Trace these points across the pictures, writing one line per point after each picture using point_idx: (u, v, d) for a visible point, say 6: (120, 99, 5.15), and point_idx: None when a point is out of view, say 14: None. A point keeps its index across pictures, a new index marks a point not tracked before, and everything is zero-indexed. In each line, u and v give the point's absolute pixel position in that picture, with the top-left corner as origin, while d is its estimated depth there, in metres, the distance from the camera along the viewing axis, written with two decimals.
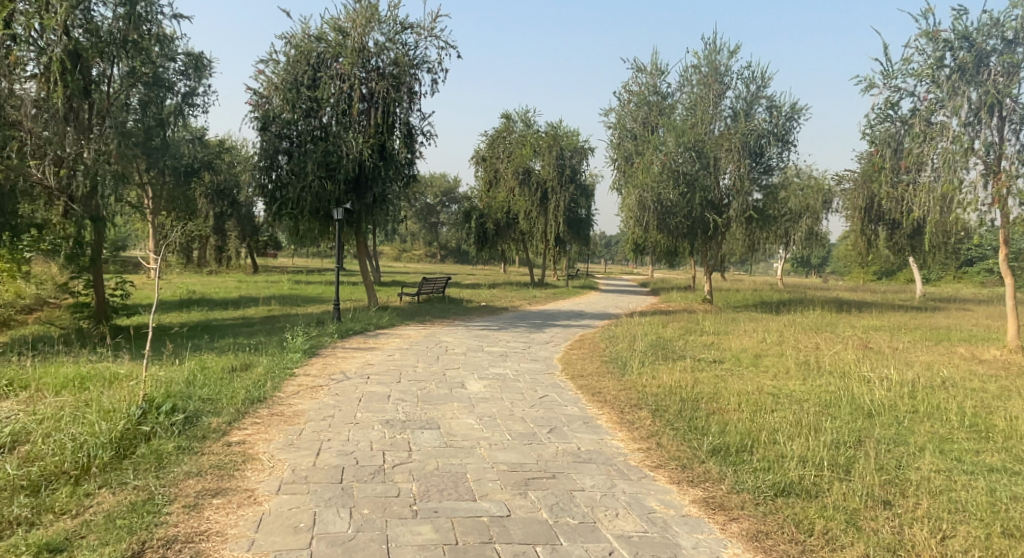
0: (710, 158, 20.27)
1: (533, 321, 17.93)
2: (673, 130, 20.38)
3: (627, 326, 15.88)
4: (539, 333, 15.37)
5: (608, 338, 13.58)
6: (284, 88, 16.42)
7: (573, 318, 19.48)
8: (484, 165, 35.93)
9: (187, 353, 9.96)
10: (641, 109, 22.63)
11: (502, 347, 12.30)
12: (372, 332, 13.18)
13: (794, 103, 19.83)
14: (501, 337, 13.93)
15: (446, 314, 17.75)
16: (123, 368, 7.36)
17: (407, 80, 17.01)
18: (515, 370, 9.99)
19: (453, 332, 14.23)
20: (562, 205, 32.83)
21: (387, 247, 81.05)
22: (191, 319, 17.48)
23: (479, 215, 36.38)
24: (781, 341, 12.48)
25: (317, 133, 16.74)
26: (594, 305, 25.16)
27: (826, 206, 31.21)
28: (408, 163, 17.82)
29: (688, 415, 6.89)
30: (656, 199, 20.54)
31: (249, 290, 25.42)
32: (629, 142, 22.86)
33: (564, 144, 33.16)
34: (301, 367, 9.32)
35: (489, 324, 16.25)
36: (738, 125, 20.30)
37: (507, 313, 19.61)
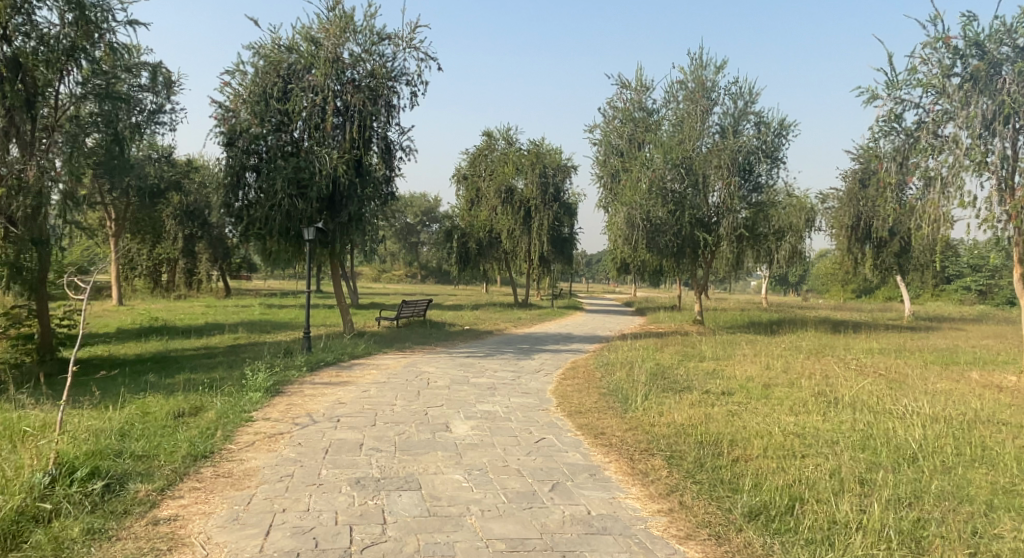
0: (699, 174, 19.56)
1: (519, 346, 16.91)
2: (660, 146, 19.65)
3: (620, 352, 14.90)
4: (526, 360, 14.35)
5: (602, 366, 12.57)
6: (252, 100, 15.37)
7: (561, 342, 18.50)
8: (464, 184, 35.02)
9: (132, 394, 8.84)
10: (627, 125, 21.86)
11: (489, 378, 11.29)
12: (345, 362, 12.09)
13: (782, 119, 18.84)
14: (487, 366, 12.89)
15: (426, 340, 16.68)
16: (44, 419, 6.35)
17: (385, 93, 16.03)
18: (504, 407, 8.95)
19: (435, 361, 13.20)
20: (547, 224, 32.21)
21: (366, 268, 79.77)
22: (150, 350, 16.28)
23: (459, 235, 35.45)
24: (788, 367, 11.60)
25: (289, 148, 15.68)
26: (580, 327, 24.22)
27: (813, 223, 30.64)
28: (385, 180, 16.80)
29: (710, 465, 5.86)
30: (645, 217, 19.64)
31: (219, 315, 24.19)
32: (615, 159, 22.07)
33: (546, 162, 32.44)
34: (262, 410, 8.25)
35: (473, 351, 15.22)
36: (726, 141, 19.60)
37: (490, 337, 18.59)
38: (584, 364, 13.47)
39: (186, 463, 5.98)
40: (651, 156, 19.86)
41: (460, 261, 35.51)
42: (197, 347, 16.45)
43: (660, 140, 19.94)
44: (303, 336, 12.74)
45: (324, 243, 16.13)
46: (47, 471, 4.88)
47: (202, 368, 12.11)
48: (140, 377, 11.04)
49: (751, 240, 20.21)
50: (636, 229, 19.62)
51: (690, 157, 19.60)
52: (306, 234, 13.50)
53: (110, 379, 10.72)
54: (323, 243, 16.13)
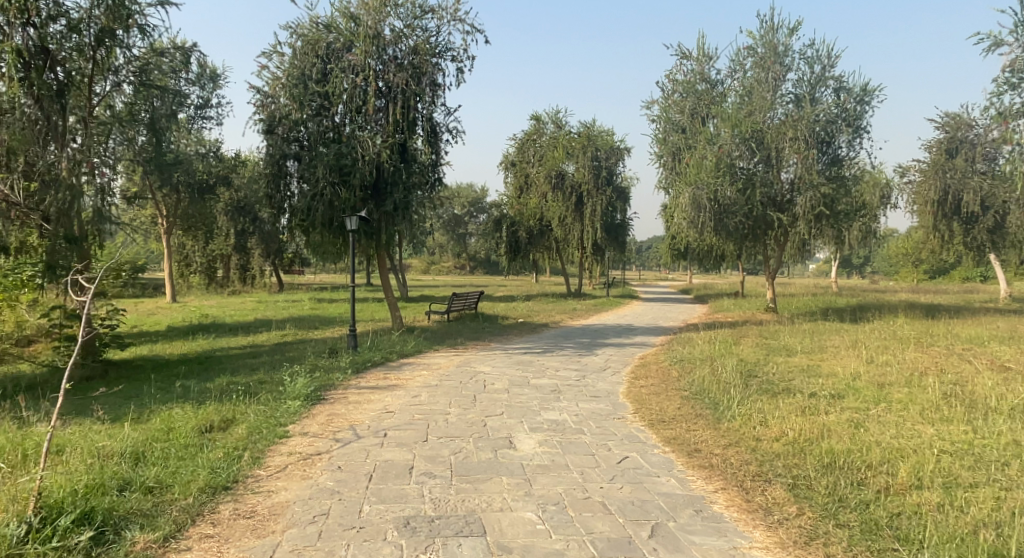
0: (772, 149, 18.17)
1: (579, 339, 15.70)
2: (726, 120, 18.44)
3: (692, 344, 13.53)
4: (590, 356, 13.11)
5: (674, 362, 11.24)
6: (291, 83, 14.44)
7: (624, 334, 17.22)
8: (512, 171, 33.87)
9: (161, 405, 7.95)
10: (689, 99, 20.39)
11: (552, 379, 10.10)
12: (394, 363, 11.07)
13: (864, 83, 17.16)
14: (547, 364, 11.70)
15: (479, 334, 15.61)
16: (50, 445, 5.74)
17: (429, 70, 14.93)
18: (574, 415, 7.75)
19: (491, 359, 12.09)
20: (600, 210, 30.86)
21: (415, 260, 79.41)
22: (197, 348, 15.68)
23: (509, 223, 34.36)
24: (898, 360, 10.07)
25: (330, 133, 14.72)
26: (640, 318, 22.83)
27: (888, 200, 28.51)
28: (432, 164, 15.73)
29: (859, 499, 4.65)
30: (713, 196, 18.32)
31: (269, 311, 23.61)
32: (676, 136, 20.59)
33: (598, 145, 31.04)
34: (300, 422, 7.25)
35: (530, 346, 14.08)
36: (801, 111, 18.13)
37: (547, 330, 17.40)
38: (653, 359, 12.18)
39: (202, 498, 4.98)
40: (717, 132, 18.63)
41: (510, 250, 34.43)
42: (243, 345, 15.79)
43: (727, 113, 18.68)
44: (348, 329, 11.83)
45: (370, 235, 15.11)
46: (23, 519, 4.24)
47: (244, 370, 11.25)
48: (178, 382, 10.21)
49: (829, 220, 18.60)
50: (702, 211, 18.24)
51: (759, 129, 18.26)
52: (349, 224, 12.51)
53: (145, 384, 9.91)
54: (369, 234, 15.11)
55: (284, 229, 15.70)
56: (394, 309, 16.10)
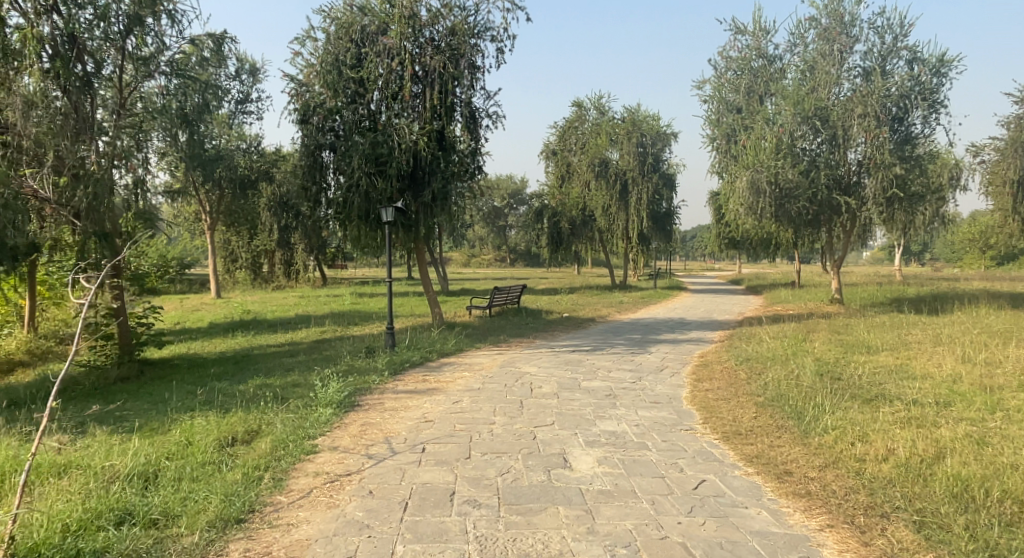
0: (839, 127, 17.73)
1: (630, 335, 14.77)
2: (788, 97, 18.08)
3: (754, 341, 12.52)
4: (643, 354, 12.16)
5: (736, 361, 10.28)
6: (325, 69, 13.78)
7: (677, 329, 16.21)
8: (553, 159, 32.80)
9: (184, 412, 7.31)
10: (745, 77, 19.83)
11: (605, 381, 9.22)
12: (434, 363, 10.31)
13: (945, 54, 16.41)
14: (598, 364, 10.82)
15: (524, 331, 14.79)
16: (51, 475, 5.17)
17: (467, 52, 14.06)
18: (634, 425, 6.88)
19: (537, 358, 11.25)
20: (646, 198, 29.81)
21: (455, 253, 79.05)
22: (236, 343, 15.22)
23: (551, 213, 33.18)
24: (997, 359, 8.97)
25: (366, 121, 14.04)
26: (691, 310, 21.75)
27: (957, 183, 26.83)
28: (472, 153, 14.90)
29: (1015, 548, 4.02)
30: (773, 180, 17.89)
31: (309, 307, 23.14)
32: (730, 116, 20.12)
33: (644, 129, 29.83)
34: (330, 432, 6.52)
35: (578, 344, 13.20)
36: (873, 84, 17.61)
37: (595, 326, 16.49)
38: (713, 357, 11.23)
39: (209, 537, 4.27)
40: (775, 110, 18.33)
41: (552, 242, 33.21)
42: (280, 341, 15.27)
43: (788, 91, 18.27)
44: (386, 324, 11.14)
45: (407, 228, 14.39)
46: None
47: (277, 371, 10.61)
48: (209, 384, 9.62)
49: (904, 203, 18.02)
50: (762, 194, 17.95)
51: (824, 107, 17.75)
52: (385, 215, 11.79)
53: (174, 387, 9.32)
54: (406, 228, 14.38)
55: (321, 222, 15.11)
56: (433, 303, 15.39)
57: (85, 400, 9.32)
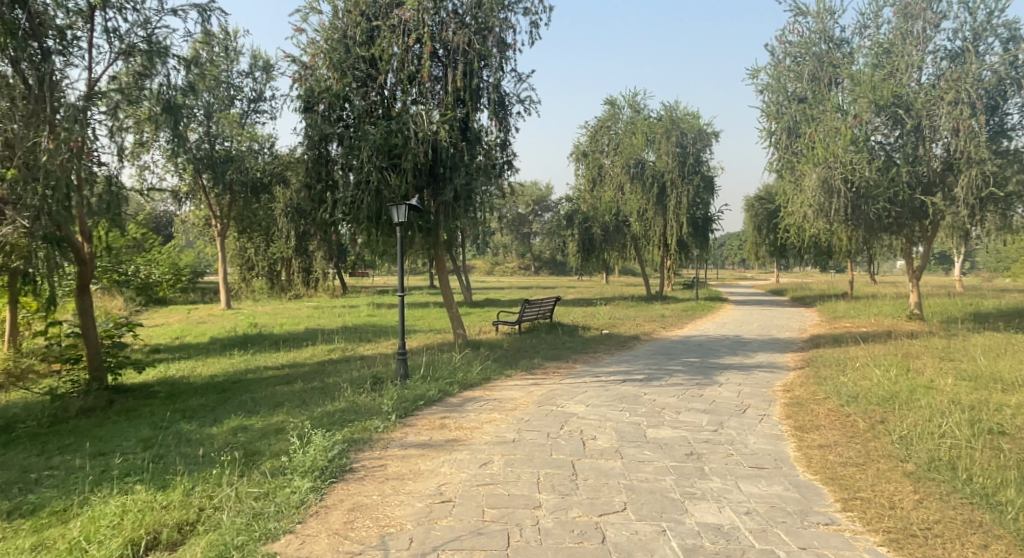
0: (923, 117, 16.64)
1: (686, 359, 12.61)
2: (864, 86, 16.97)
3: (847, 374, 10.43)
4: (711, 385, 10.02)
5: (844, 403, 8.36)
6: (329, 47, 11.46)
7: (737, 352, 14.00)
8: (584, 162, 30.50)
9: (110, 484, 5.21)
10: (809, 62, 18.59)
11: (680, 432, 7.07)
12: (456, 399, 8.17)
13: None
14: (661, 402, 8.64)
15: (561, 352, 12.69)
16: None
17: (496, 27, 11.91)
18: (745, 515, 4.82)
19: (583, 393, 9.12)
20: (685, 202, 27.57)
21: (479, 261, 77.37)
22: (233, 352, 13.31)
23: (581, 219, 30.83)
24: None
25: (379, 109, 11.70)
26: (744, 327, 19.57)
27: None
28: (500, 146, 12.76)
29: None
30: (846, 178, 16.65)
31: (322, 318, 21.14)
32: (793, 107, 18.88)
33: (684, 128, 27.51)
34: (300, 525, 4.47)
35: (629, 371, 11.08)
36: (963, 68, 16.58)
37: (641, 346, 14.33)
38: (806, 394, 9.20)
39: None
40: (846, 97, 17.28)
41: (583, 250, 30.98)
42: (284, 351, 13.36)
43: (863, 77, 17.22)
44: (398, 342, 9.12)
45: (427, 231, 12.21)
46: None
47: (264, 402, 8.47)
48: (172, 423, 7.51)
49: (996, 204, 16.94)
50: (835, 194, 16.73)
51: (903, 97, 16.80)
52: (396, 215, 9.77)
53: (126, 432, 7.20)
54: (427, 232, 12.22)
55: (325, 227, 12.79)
56: (456, 318, 13.36)
57: (13, 449, 7.22)
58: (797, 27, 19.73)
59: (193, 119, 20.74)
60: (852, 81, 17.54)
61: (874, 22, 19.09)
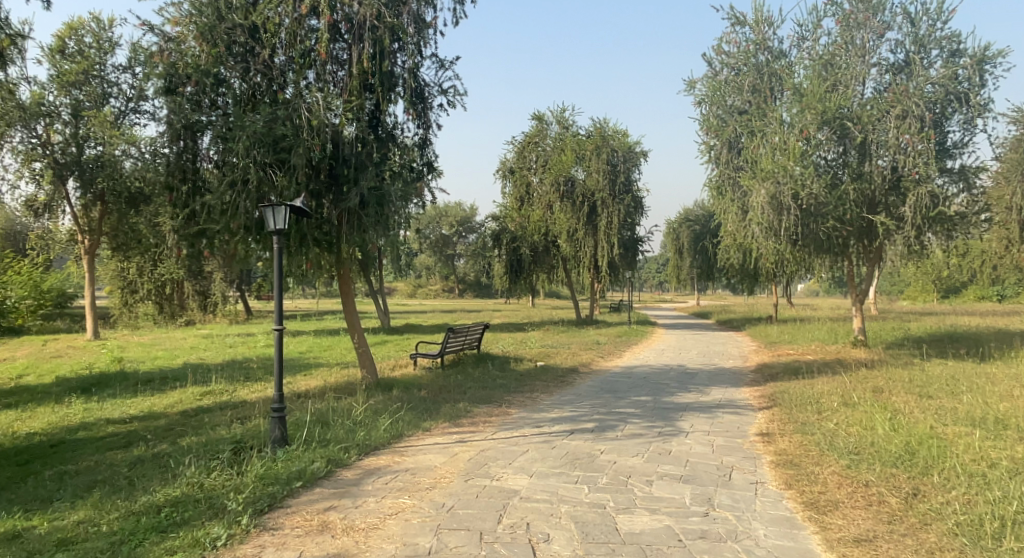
0: (870, 132, 15.50)
1: (636, 399, 10.73)
2: (809, 96, 15.61)
3: (828, 421, 8.73)
4: (677, 437, 8.15)
5: (850, 465, 6.62)
6: (197, 11, 8.95)
7: (689, 388, 12.26)
8: (510, 179, 28.53)
9: None
10: (749, 74, 17.26)
11: (663, 522, 5.11)
12: (351, 472, 5.95)
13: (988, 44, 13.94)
14: (624, 467, 6.68)
15: (490, 393, 10.61)
16: None
17: (413, 2, 9.84)
18: None
19: (523, 454, 7.03)
20: (616, 222, 26.14)
21: (399, 283, 74.48)
22: (75, 397, 10.54)
23: (509, 239, 28.87)
24: None
25: (265, 92, 9.26)
26: (686, 355, 18.02)
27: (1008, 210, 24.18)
28: (416, 147, 10.63)
29: None
30: (796, 195, 15.08)
31: (210, 349, 18.28)
32: (735, 119, 17.54)
33: (614, 145, 26.19)
34: None
35: (574, 418, 9.08)
36: (909, 80, 15.53)
37: (581, 382, 12.40)
38: (797, 449, 7.47)
39: None
40: (791, 109, 15.91)
41: (510, 272, 29.02)
42: (142, 395, 10.69)
43: (806, 89, 15.87)
44: (274, 389, 6.58)
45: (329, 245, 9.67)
46: None
47: (74, 482, 6.02)
48: None
49: (942, 223, 16.06)
50: (785, 212, 15.12)
51: (847, 113, 15.59)
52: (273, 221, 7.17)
53: None
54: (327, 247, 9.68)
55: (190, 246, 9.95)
56: (362, 353, 11.01)
57: None
58: (735, 37, 18.48)
59: (53, 118, 18.51)
60: (795, 95, 16.17)
61: (812, 33, 17.89)
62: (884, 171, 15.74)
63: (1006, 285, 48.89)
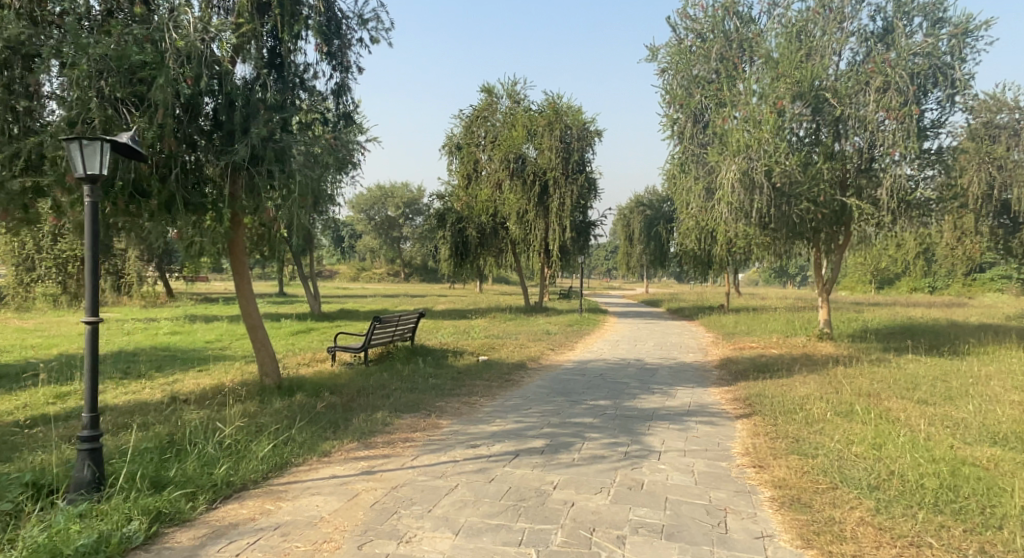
0: (848, 105, 13.91)
1: (593, 405, 9.05)
2: (784, 64, 14.03)
3: (823, 436, 7.14)
4: (645, 461, 6.52)
5: (879, 509, 5.04)
6: None
7: (651, 389, 10.67)
8: (457, 155, 26.51)
9: None
10: (717, 40, 15.63)
11: None
12: (189, 537, 4.22)
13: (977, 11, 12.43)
14: (582, 514, 5.01)
15: (418, 398, 8.80)
16: None
17: None
18: None
19: (449, 492, 5.31)
20: (569, 204, 24.52)
21: (342, 266, 71.66)
22: None
23: (454, 219, 26.77)
24: None
25: (126, 11, 7.21)
26: (642, 347, 16.51)
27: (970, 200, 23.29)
28: (330, 94, 8.79)
29: None
30: (771, 173, 13.55)
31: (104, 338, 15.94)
32: (703, 90, 15.92)
33: (567, 121, 24.47)
34: None
35: (517, 434, 7.35)
36: (889, 50, 13.94)
37: (528, 381, 10.69)
38: (800, 479, 5.86)
39: None
40: (763, 79, 14.31)
41: (455, 255, 26.88)
42: None
43: (780, 57, 14.31)
44: (84, 401, 4.75)
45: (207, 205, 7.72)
46: None
47: None
48: None
49: (918, 209, 14.68)
50: (757, 191, 13.58)
51: (820, 87, 14.03)
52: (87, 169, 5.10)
53: None
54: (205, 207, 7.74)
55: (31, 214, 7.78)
56: (260, 348, 9.11)
57: None
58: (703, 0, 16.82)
59: None
60: (766, 65, 14.59)
61: None
62: (855, 150, 14.21)
63: (937, 276, 49.40)
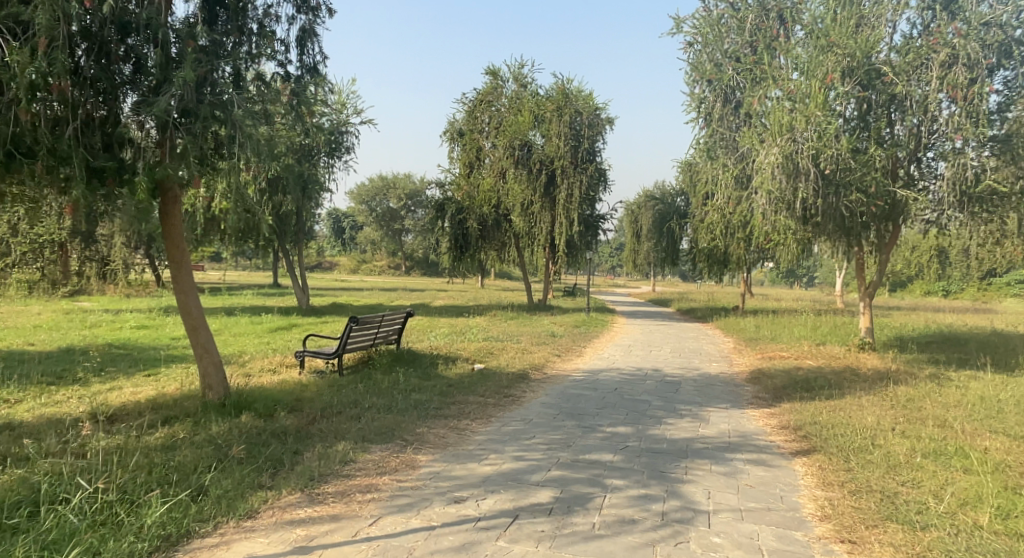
0: (904, 82, 12.08)
1: (611, 434, 7.29)
2: (832, 35, 12.24)
3: (925, 495, 5.41)
4: (690, 528, 4.77)
5: None
6: None
7: (678, 410, 8.89)
8: (459, 143, 24.72)
9: None
10: (751, 11, 13.90)
11: None
12: None
13: None
14: None
15: (394, 421, 7.05)
16: None
17: None
18: None
19: None
20: (577, 195, 22.83)
21: (343, 258, 69.88)
22: None
23: (454, 210, 24.98)
24: None
25: None
26: (660, 355, 14.73)
27: None
28: (294, 41, 7.17)
29: None
30: (817, 160, 11.76)
31: (61, 333, 14.24)
32: (736, 68, 14.13)
33: (577, 107, 22.73)
34: None
35: (516, 479, 5.59)
36: (954, 19, 12.04)
37: (531, 398, 8.94)
38: None
39: None
40: (806, 53, 12.51)
41: (455, 248, 25.10)
42: None
43: (827, 28, 12.49)
44: None
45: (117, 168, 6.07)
46: None
47: None
48: None
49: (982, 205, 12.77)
50: (800, 179, 11.78)
51: (874, 61, 12.34)
52: None
53: None
54: (115, 172, 6.07)
55: None
56: (202, 356, 7.40)
57: None
58: None
59: None
60: (810, 37, 12.76)
61: None
62: (911, 134, 12.48)
63: (952, 280, 47.48)
